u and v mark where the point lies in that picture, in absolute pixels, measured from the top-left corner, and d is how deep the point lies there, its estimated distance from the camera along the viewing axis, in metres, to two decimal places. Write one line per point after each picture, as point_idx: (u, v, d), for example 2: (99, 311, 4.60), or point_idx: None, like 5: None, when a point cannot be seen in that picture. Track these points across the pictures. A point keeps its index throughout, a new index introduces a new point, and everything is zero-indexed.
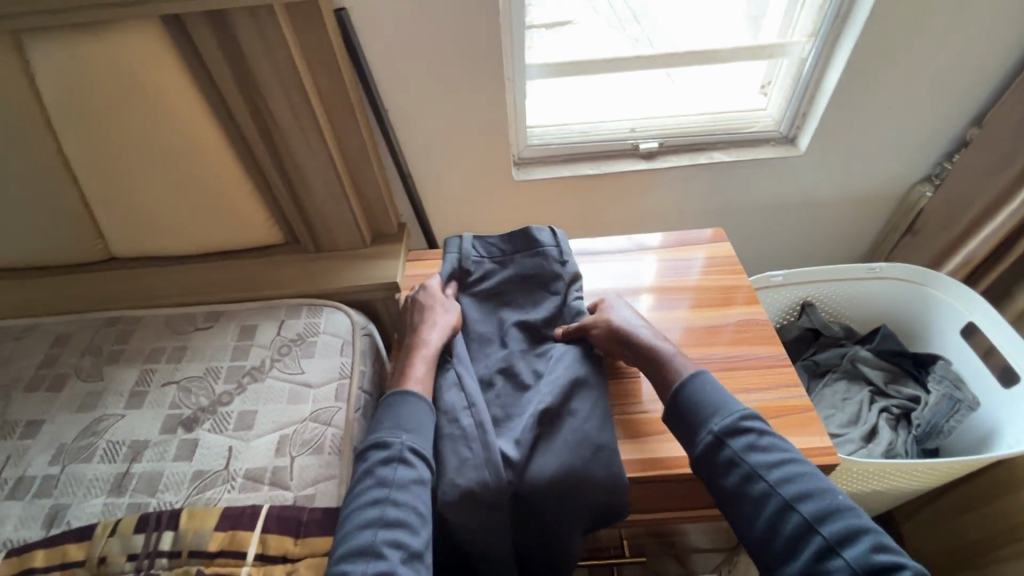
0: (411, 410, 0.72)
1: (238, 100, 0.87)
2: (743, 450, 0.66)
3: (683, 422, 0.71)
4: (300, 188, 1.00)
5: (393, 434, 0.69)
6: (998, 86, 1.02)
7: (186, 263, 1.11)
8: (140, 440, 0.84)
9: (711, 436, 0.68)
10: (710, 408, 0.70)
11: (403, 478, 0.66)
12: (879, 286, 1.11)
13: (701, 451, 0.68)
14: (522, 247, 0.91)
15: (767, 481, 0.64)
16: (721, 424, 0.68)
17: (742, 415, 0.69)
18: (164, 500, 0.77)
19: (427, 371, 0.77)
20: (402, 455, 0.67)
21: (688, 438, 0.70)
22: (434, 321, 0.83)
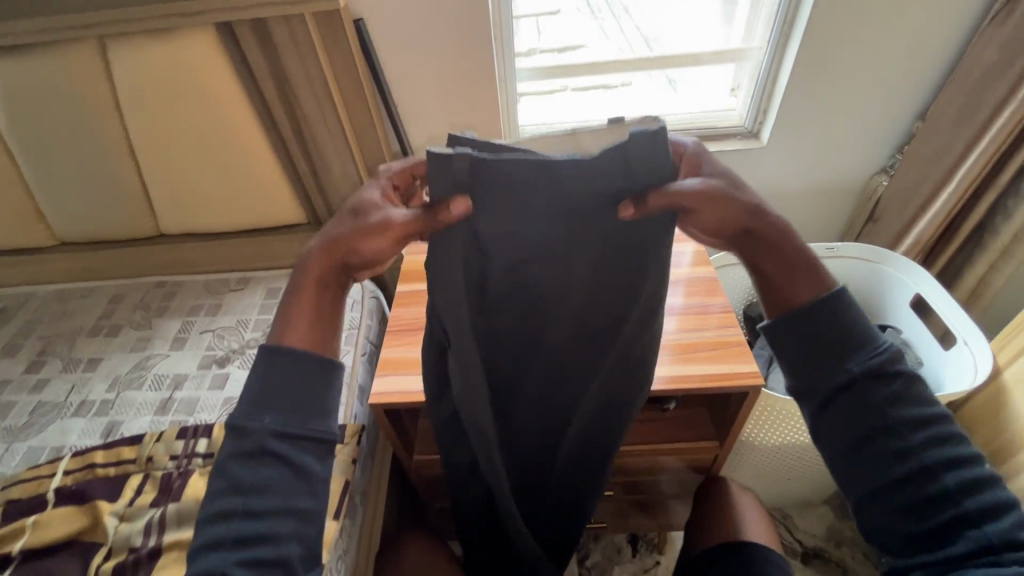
0: (282, 381, 0.54)
1: (272, 91, 1.04)
2: (887, 397, 0.52)
3: (815, 354, 0.54)
4: (321, 170, 1.16)
5: (251, 421, 0.52)
6: (936, 83, 1.15)
7: (221, 239, 1.28)
8: (181, 374, 1.00)
9: (851, 377, 0.53)
10: (852, 343, 0.54)
11: (263, 480, 0.51)
12: (837, 263, 1.21)
13: (829, 388, 0.53)
14: (575, 170, 0.53)
15: (908, 440, 0.51)
16: (866, 364, 0.53)
17: (890, 354, 0.53)
18: (200, 417, 0.92)
19: (297, 314, 0.56)
20: (263, 449, 0.52)
21: (813, 373, 0.54)
22: (343, 244, 0.56)
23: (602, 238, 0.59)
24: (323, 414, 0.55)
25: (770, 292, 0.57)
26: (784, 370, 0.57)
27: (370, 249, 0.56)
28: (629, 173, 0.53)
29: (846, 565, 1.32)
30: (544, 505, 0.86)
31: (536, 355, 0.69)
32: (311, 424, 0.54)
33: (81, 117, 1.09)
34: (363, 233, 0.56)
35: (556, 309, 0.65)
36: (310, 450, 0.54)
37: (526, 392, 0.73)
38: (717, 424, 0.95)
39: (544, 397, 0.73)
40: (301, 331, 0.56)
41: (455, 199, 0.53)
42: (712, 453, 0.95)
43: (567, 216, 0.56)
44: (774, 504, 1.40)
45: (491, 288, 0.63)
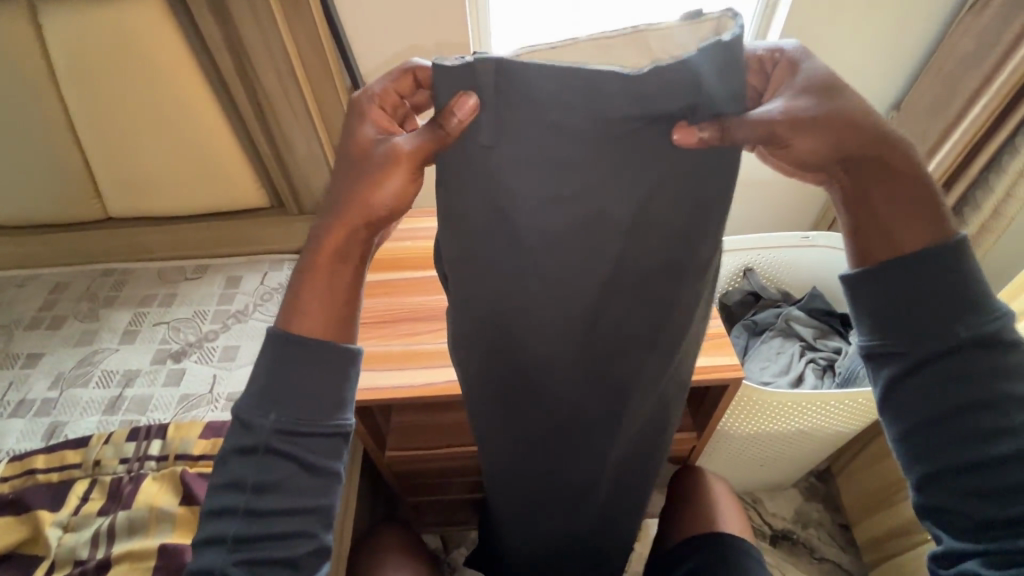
0: (290, 373, 0.49)
1: (228, 63, 0.96)
2: (991, 367, 0.45)
3: (913, 314, 0.46)
4: (284, 150, 1.09)
5: (256, 416, 0.48)
6: (913, 73, 1.15)
7: (176, 224, 1.20)
8: (132, 369, 0.93)
9: (957, 340, 0.45)
10: (967, 304, 0.45)
11: (267, 480, 0.47)
12: (810, 253, 1.22)
13: (927, 348, 0.46)
14: (613, 87, 0.44)
15: (1012, 420, 0.44)
16: (978, 328, 0.45)
17: (1004, 322, 0.45)
18: (153, 417, 0.86)
19: (309, 290, 0.50)
20: (268, 447, 0.47)
21: (908, 327, 0.47)
22: (347, 207, 0.50)
23: (658, 173, 0.49)
24: (335, 409, 0.49)
25: (869, 236, 0.48)
26: (868, 327, 0.49)
27: (384, 197, 0.49)
28: (693, 99, 0.44)
29: (812, 546, 1.36)
30: (579, 486, 0.80)
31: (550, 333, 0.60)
32: (324, 419, 0.49)
33: (13, 88, 0.98)
34: (370, 182, 0.49)
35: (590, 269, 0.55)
36: (317, 447, 0.49)
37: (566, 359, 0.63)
38: (695, 415, 0.95)
39: (561, 382, 0.66)
40: (318, 307, 0.50)
41: (454, 101, 0.45)
42: (690, 445, 0.95)
43: (611, 144, 0.48)
44: (744, 489, 1.43)
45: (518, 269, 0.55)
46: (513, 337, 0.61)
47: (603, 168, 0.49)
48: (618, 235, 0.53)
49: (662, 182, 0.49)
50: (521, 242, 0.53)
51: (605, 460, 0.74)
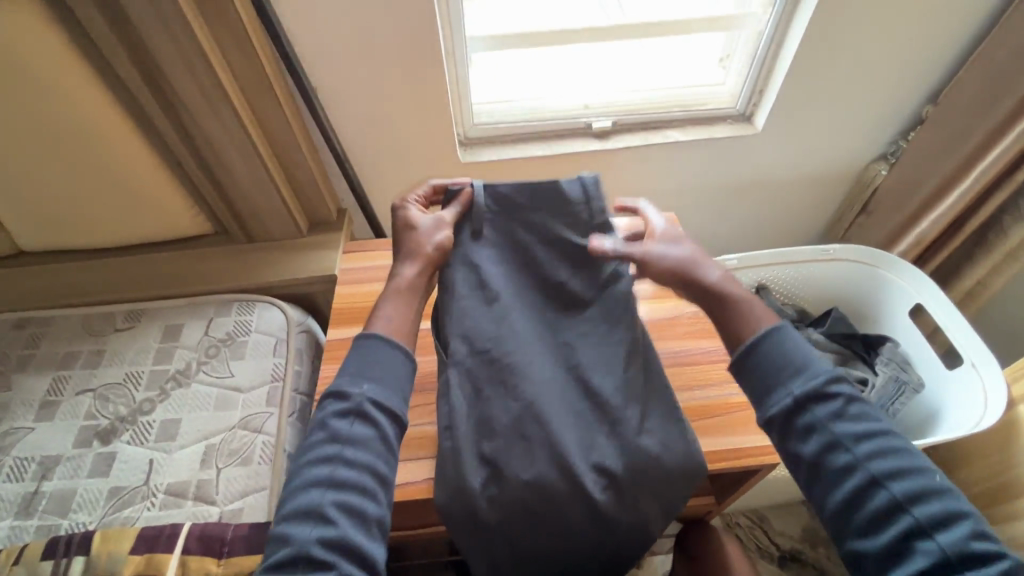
0: (378, 355, 0.58)
1: (132, 72, 0.77)
2: (826, 414, 0.52)
3: (762, 380, 0.55)
4: (220, 171, 0.91)
5: (352, 384, 0.56)
6: (955, 63, 0.99)
7: (102, 258, 1.02)
8: (50, 456, 0.78)
9: (793, 399, 0.53)
10: (790, 367, 0.55)
11: (359, 434, 0.53)
12: (831, 268, 1.09)
13: (776, 411, 0.54)
14: (550, 196, 0.71)
15: (853, 454, 0.50)
16: (806, 386, 0.53)
17: (829, 374, 0.53)
18: (76, 520, 0.72)
19: (394, 306, 0.63)
20: (360, 409, 0.54)
21: (762, 394, 0.55)
22: (417, 250, 0.67)
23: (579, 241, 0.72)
24: (405, 393, 0.58)
25: (723, 323, 0.60)
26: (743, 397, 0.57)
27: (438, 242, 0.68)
28: (585, 199, 0.71)
29: (821, 565, 1.31)
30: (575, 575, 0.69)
31: (524, 390, 0.66)
32: (400, 398, 0.57)
33: None
34: (427, 237, 0.68)
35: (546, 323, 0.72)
36: (401, 428, 0.57)
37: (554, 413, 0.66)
38: (713, 477, 0.84)
39: (540, 436, 0.65)
40: (398, 318, 0.62)
41: (457, 187, 0.72)
42: (706, 508, 0.85)
43: (556, 228, 0.72)
44: (748, 508, 1.36)
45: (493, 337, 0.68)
46: (490, 405, 0.66)
47: (555, 243, 0.72)
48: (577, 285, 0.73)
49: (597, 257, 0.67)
50: (502, 308, 0.69)
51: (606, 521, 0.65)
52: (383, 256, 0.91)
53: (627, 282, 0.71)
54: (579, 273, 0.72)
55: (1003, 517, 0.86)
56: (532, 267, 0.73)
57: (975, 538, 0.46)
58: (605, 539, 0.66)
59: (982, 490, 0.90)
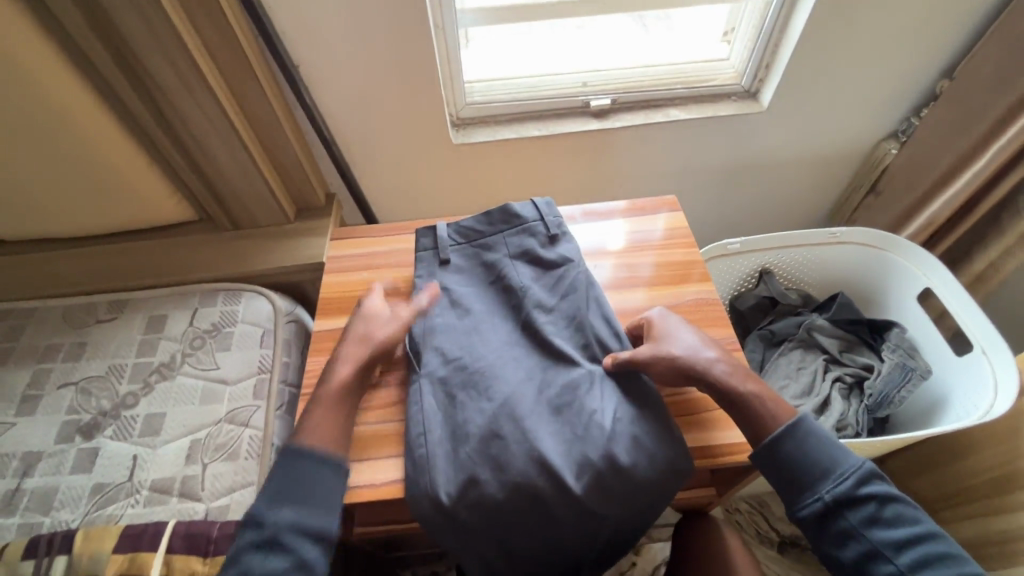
0: (298, 472, 0.60)
1: (100, 50, 0.73)
2: (860, 521, 0.60)
3: (786, 480, 0.62)
4: (200, 156, 0.87)
5: (270, 510, 0.57)
6: (973, 34, 0.94)
7: (84, 247, 0.99)
8: (32, 452, 0.75)
9: (825, 506, 0.60)
10: (820, 473, 0.61)
11: (275, 567, 0.55)
12: (837, 251, 1.06)
13: (808, 516, 0.61)
14: (504, 213, 0.81)
15: (894, 562, 0.58)
16: (836, 492, 0.60)
17: (859, 475, 0.61)
18: (59, 518, 0.70)
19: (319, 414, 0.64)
20: (277, 538, 0.56)
21: (791, 497, 0.62)
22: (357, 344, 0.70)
23: (537, 250, 0.79)
24: (326, 510, 0.59)
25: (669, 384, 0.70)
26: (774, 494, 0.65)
27: (384, 333, 0.71)
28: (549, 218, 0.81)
29: None
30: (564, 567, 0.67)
31: (490, 401, 0.67)
32: (323, 517, 0.58)
33: None
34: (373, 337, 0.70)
35: (521, 336, 0.74)
36: (329, 541, 0.58)
37: (525, 407, 0.66)
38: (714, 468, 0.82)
39: (510, 447, 0.63)
40: (325, 427, 0.63)
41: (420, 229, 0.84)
42: (707, 501, 0.83)
43: (517, 241, 0.80)
44: (749, 494, 1.34)
45: (466, 354, 0.71)
46: (461, 418, 0.66)
47: (517, 257, 0.79)
48: (543, 293, 0.76)
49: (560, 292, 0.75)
50: (472, 327, 0.74)
51: (595, 515, 0.63)
52: (373, 242, 0.88)
53: (582, 283, 0.75)
54: (542, 278, 0.77)
55: (1010, 506, 0.84)
56: (503, 282, 0.78)
57: None
58: (597, 532, 0.64)
59: (989, 478, 0.88)
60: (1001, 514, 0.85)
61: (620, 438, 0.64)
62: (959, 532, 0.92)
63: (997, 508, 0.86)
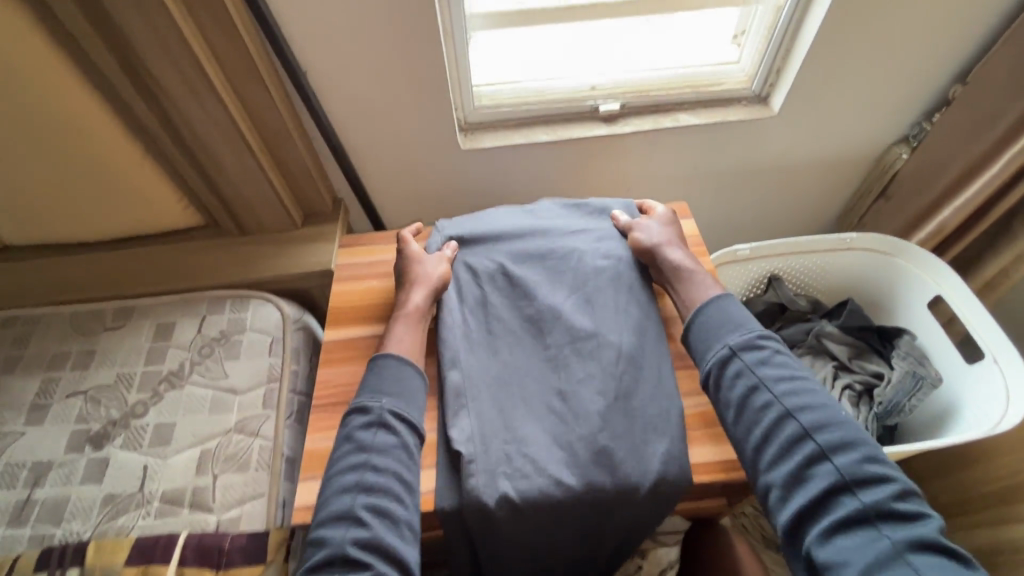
0: (392, 373, 0.68)
1: (108, 56, 0.72)
2: (751, 361, 0.65)
3: (702, 337, 0.70)
4: (208, 162, 0.87)
5: (373, 399, 0.66)
6: (986, 39, 0.93)
7: (90, 253, 0.98)
8: (42, 462, 0.75)
9: (725, 350, 0.67)
10: (727, 327, 0.69)
11: (384, 444, 0.63)
12: (847, 256, 1.05)
13: (710, 362, 0.67)
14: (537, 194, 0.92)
15: (771, 392, 0.63)
16: (737, 340, 0.67)
17: (757, 331, 0.68)
18: (70, 530, 0.70)
19: (405, 329, 0.73)
20: (383, 420, 0.64)
21: (701, 350, 0.69)
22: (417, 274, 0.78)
23: (562, 205, 0.87)
24: (422, 405, 0.67)
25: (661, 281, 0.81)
26: (689, 355, 0.72)
27: (442, 270, 0.78)
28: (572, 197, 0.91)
29: None
30: (592, 530, 0.66)
31: (525, 362, 0.72)
32: (419, 408, 0.67)
33: None
34: (432, 266, 0.78)
35: (543, 271, 0.80)
36: (420, 436, 0.66)
37: (522, 273, 0.79)
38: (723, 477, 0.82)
39: (539, 434, 0.66)
40: (411, 342, 0.72)
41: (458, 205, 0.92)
42: (717, 510, 0.83)
43: (545, 204, 0.88)
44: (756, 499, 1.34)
45: (497, 292, 0.78)
46: (500, 387, 0.70)
47: (540, 211, 0.87)
48: (562, 234, 0.83)
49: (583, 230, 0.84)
50: (501, 261, 0.80)
51: (600, 514, 0.64)
52: (381, 250, 0.87)
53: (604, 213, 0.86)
54: (567, 224, 0.85)
55: (1021, 515, 0.84)
56: (527, 221, 0.85)
57: (867, 462, 0.57)
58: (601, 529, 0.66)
59: (1000, 487, 0.88)
60: (1013, 523, 0.85)
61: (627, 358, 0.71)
62: (969, 540, 0.92)
63: (1009, 517, 0.86)
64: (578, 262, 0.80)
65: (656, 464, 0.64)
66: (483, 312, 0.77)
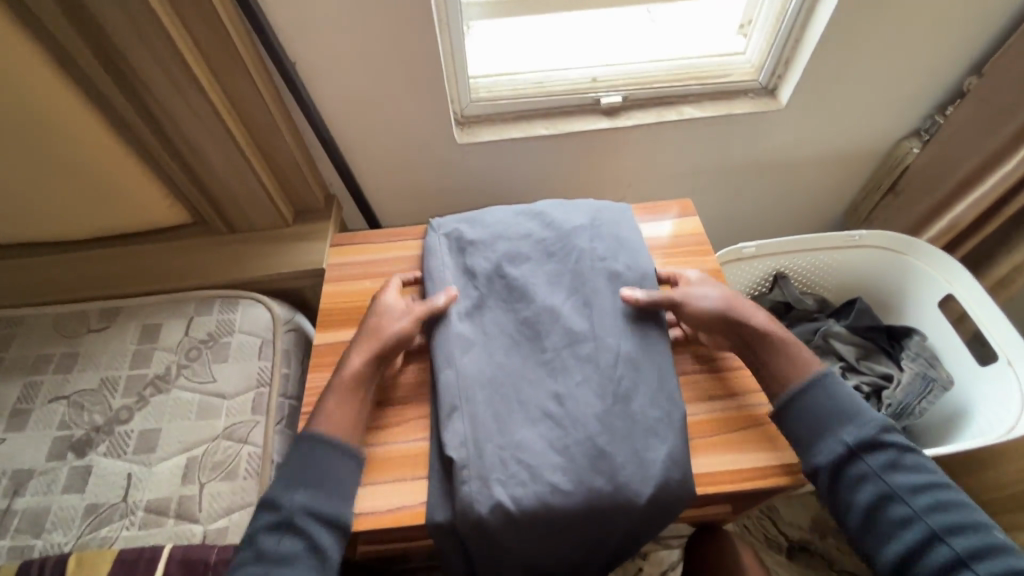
0: (315, 461, 0.62)
1: (83, 47, 0.68)
2: (880, 467, 0.61)
3: (810, 429, 0.65)
4: (194, 159, 0.83)
5: (285, 494, 0.60)
6: (1004, 29, 0.90)
7: (74, 251, 0.95)
8: (23, 470, 0.73)
9: (846, 450, 0.62)
10: (842, 420, 0.64)
11: (290, 551, 0.57)
12: (855, 254, 1.02)
13: (826, 460, 0.63)
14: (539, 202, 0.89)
15: (908, 505, 0.60)
16: (857, 437, 0.63)
17: (881, 426, 0.64)
18: (51, 541, 0.67)
19: (328, 399, 0.65)
20: (291, 521, 0.59)
21: (811, 443, 0.64)
22: (371, 332, 0.69)
23: (561, 204, 0.84)
24: (342, 499, 0.61)
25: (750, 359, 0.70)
26: (789, 443, 0.66)
27: (395, 328, 0.69)
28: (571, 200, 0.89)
29: (833, 558, 1.27)
30: (591, 540, 0.63)
31: (521, 364, 0.69)
32: (338, 503, 0.61)
33: None
34: (389, 323, 0.69)
35: (540, 270, 0.77)
36: (339, 534, 0.60)
37: (519, 272, 0.76)
38: None
39: (534, 439, 0.64)
40: (337, 415, 0.64)
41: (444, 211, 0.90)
42: (721, 517, 0.80)
43: (544, 205, 0.85)
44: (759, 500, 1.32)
45: (493, 293, 0.75)
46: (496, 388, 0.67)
47: (538, 210, 0.84)
48: (562, 230, 0.80)
49: (583, 225, 0.80)
50: (498, 260, 0.77)
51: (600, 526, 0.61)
52: (375, 249, 0.84)
53: (605, 213, 0.82)
54: (564, 219, 0.81)
55: None
56: (523, 218, 0.82)
57: None
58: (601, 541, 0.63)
59: (1011, 492, 0.86)
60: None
61: (628, 366, 0.68)
62: None
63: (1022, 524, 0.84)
64: (577, 265, 0.76)
65: (657, 472, 0.61)
66: (478, 312, 0.74)
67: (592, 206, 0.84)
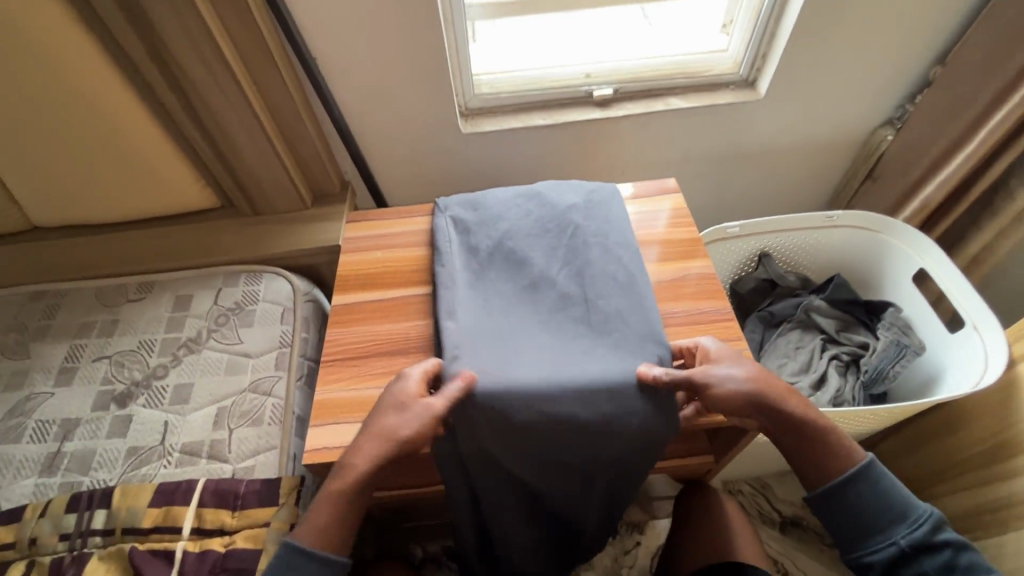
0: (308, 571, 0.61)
1: (134, 42, 0.78)
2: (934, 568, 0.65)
3: (857, 527, 0.68)
4: (225, 145, 0.92)
5: None
6: (963, 23, 0.97)
7: (114, 232, 1.04)
8: (70, 419, 0.81)
9: (896, 548, 0.66)
10: (893, 517, 0.67)
11: None
12: (836, 234, 1.09)
13: (875, 558, 0.67)
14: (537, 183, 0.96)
15: None
16: (908, 535, 0.66)
17: (930, 519, 0.66)
18: (97, 478, 0.75)
19: (321, 510, 0.62)
20: None
21: (861, 540, 0.68)
22: (378, 434, 0.64)
23: (557, 185, 0.92)
24: None
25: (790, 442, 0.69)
26: (837, 537, 0.70)
27: (405, 431, 0.63)
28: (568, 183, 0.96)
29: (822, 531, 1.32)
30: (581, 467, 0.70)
31: (520, 323, 0.76)
32: None
33: None
34: (400, 422, 0.64)
35: (538, 244, 0.84)
36: None
37: (518, 245, 0.84)
38: (711, 436, 0.86)
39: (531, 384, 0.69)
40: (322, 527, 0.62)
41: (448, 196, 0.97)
42: (707, 467, 0.87)
43: (542, 187, 0.93)
44: (751, 476, 1.37)
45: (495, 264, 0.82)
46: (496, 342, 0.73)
47: (538, 191, 0.91)
48: (558, 209, 0.88)
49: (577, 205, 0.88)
50: (500, 237, 0.85)
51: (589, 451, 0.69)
52: (387, 224, 0.92)
53: (599, 193, 0.90)
54: (560, 200, 0.89)
55: (1001, 475, 0.87)
56: (523, 199, 0.90)
57: None
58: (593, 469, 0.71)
59: (981, 450, 0.91)
60: (994, 483, 0.88)
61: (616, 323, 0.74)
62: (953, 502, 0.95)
63: (989, 478, 0.89)
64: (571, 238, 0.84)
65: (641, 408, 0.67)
66: (480, 279, 0.81)
67: (585, 188, 0.91)
